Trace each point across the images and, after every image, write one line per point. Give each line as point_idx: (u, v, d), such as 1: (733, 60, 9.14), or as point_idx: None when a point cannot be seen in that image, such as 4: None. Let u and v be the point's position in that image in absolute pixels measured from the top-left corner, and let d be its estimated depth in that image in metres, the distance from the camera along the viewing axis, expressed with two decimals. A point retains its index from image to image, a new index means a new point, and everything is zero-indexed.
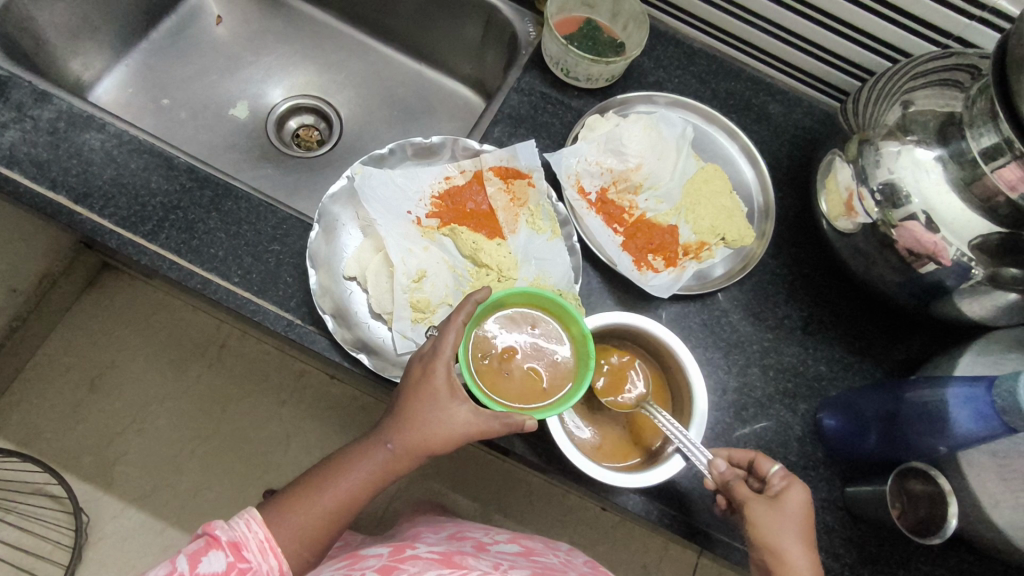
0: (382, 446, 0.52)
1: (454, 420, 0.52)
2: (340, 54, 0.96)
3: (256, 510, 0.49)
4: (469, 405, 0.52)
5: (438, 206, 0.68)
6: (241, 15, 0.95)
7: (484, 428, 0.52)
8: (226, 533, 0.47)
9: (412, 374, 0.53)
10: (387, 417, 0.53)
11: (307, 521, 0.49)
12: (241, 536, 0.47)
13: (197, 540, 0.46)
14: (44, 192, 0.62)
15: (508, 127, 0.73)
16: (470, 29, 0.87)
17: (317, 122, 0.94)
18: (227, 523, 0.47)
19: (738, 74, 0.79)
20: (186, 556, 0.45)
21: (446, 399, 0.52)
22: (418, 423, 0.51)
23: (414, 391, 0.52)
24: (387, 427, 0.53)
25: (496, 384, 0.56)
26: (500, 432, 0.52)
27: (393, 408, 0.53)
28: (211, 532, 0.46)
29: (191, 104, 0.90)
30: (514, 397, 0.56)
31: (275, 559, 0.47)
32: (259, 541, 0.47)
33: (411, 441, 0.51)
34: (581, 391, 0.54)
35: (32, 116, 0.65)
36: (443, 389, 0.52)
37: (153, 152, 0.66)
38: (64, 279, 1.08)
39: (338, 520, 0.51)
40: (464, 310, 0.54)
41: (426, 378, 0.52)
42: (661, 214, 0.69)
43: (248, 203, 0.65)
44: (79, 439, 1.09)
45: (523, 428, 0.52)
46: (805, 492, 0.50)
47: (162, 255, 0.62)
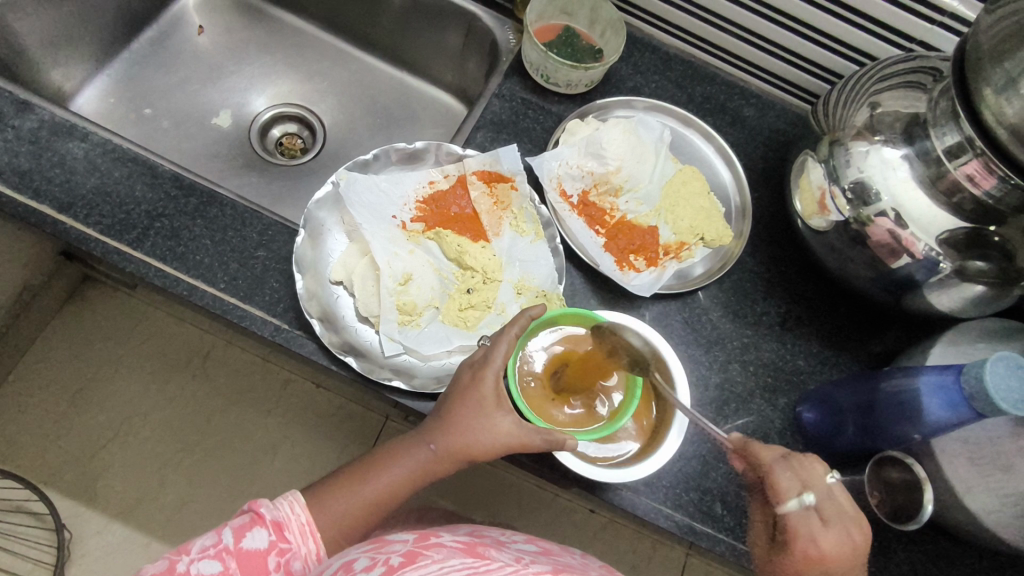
0: (425, 447, 0.53)
1: (497, 430, 0.52)
2: (322, 63, 0.97)
3: (299, 494, 0.50)
4: (512, 418, 0.53)
5: (422, 210, 0.69)
6: (223, 26, 0.95)
7: (525, 441, 0.52)
8: (270, 511, 0.49)
9: (461, 378, 0.54)
10: (432, 418, 0.54)
11: (347, 509, 0.51)
12: (284, 517, 0.49)
13: (242, 516, 0.48)
14: (27, 201, 0.62)
15: (490, 132, 0.74)
16: (451, 37, 0.88)
17: (300, 130, 0.95)
18: (272, 502, 0.49)
19: (713, 79, 0.81)
20: (232, 530, 0.47)
21: (492, 408, 0.52)
22: (462, 428, 0.52)
23: (462, 395, 0.53)
24: (431, 428, 0.53)
25: (541, 405, 0.60)
26: (541, 447, 0.53)
27: (440, 410, 0.54)
28: (256, 509, 0.48)
29: (174, 114, 0.90)
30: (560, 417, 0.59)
31: (314, 543, 0.49)
32: (300, 524, 0.49)
33: (453, 444, 0.52)
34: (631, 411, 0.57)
35: (13, 125, 0.65)
36: (489, 398, 0.53)
37: (136, 160, 0.66)
38: (44, 291, 1.07)
39: (374, 513, 0.52)
40: (520, 323, 0.56)
41: (476, 384, 0.53)
42: (641, 216, 0.71)
43: (233, 210, 0.65)
44: (62, 453, 1.08)
45: (563, 446, 0.53)
46: (828, 540, 0.45)
47: (148, 262, 0.62)
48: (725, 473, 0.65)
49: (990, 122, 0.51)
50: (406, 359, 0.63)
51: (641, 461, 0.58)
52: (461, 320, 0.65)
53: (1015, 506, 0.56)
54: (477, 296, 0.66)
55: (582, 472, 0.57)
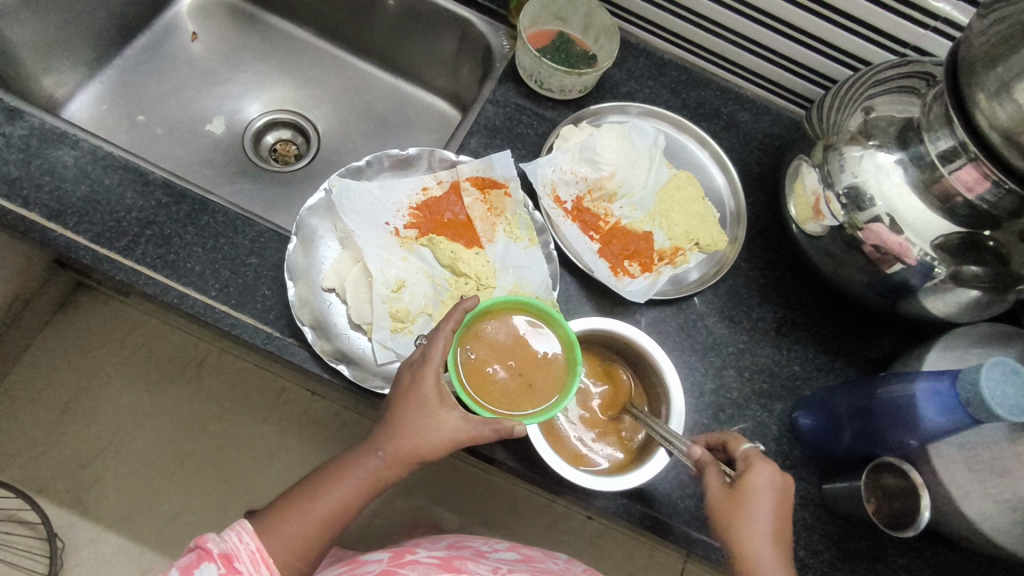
0: (373, 454, 0.52)
1: (444, 426, 0.52)
2: (316, 69, 0.97)
3: (247, 522, 0.50)
4: (458, 412, 0.53)
5: (416, 217, 0.69)
6: (217, 32, 0.95)
7: (474, 434, 0.52)
8: (219, 545, 0.49)
9: (402, 381, 0.54)
10: (378, 425, 0.54)
11: (297, 531, 0.50)
12: (232, 548, 0.49)
13: (190, 554, 0.49)
14: (16, 209, 0.61)
15: (484, 137, 0.74)
16: (445, 43, 0.88)
17: (294, 136, 0.94)
18: (219, 536, 0.49)
19: (707, 84, 0.81)
20: (178, 569, 0.47)
21: (435, 405, 0.52)
22: (409, 430, 0.52)
23: (404, 398, 0.53)
24: (378, 435, 0.53)
25: (491, 395, 0.57)
26: (491, 438, 0.52)
27: (385, 416, 0.54)
28: (204, 545, 0.49)
29: (167, 120, 0.90)
30: (500, 403, 0.56)
31: (266, 570, 0.48)
32: (250, 553, 0.48)
33: (401, 446, 0.52)
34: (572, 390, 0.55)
35: (4, 133, 0.65)
36: (432, 396, 0.53)
37: (127, 167, 0.65)
38: (37, 299, 1.07)
39: (330, 528, 0.51)
40: (453, 317, 0.55)
41: (416, 385, 0.53)
42: (636, 221, 0.70)
43: (225, 217, 0.65)
44: (55, 462, 1.07)
45: (512, 433, 0.53)
46: (770, 469, 0.49)
47: (138, 270, 0.61)
48: None
49: (984, 127, 0.51)
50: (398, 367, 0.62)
51: (641, 462, 0.58)
52: None
53: (1012, 512, 0.55)
54: None
55: (580, 481, 0.56)
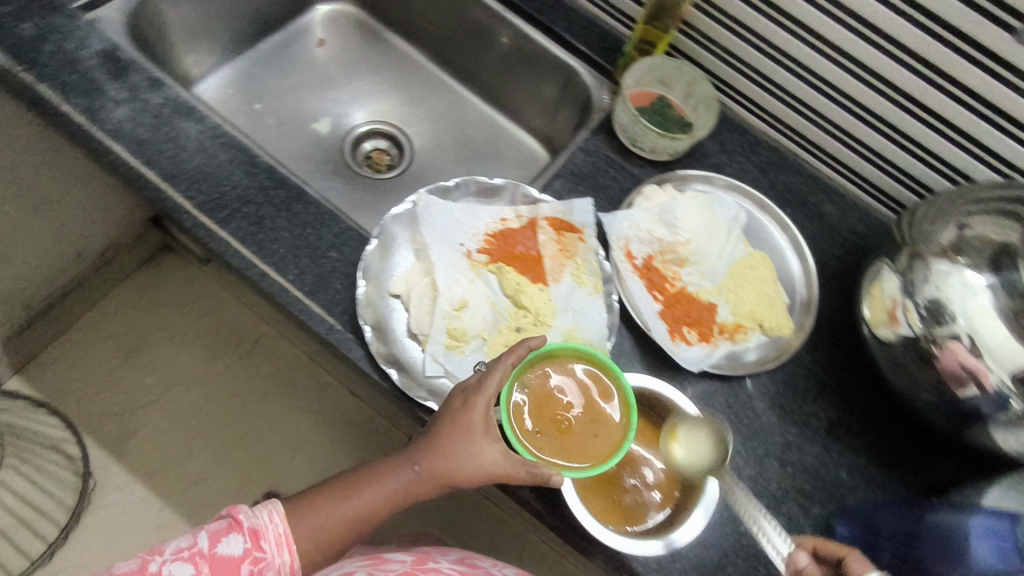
0: (410, 467, 0.56)
1: (484, 457, 0.55)
2: (423, 90, 1.03)
3: (279, 504, 0.54)
4: (499, 446, 0.55)
5: (490, 243, 0.69)
6: (343, 42, 1.04)
7: (510, 472, 0.54)
8: (249, 519, 0.52)
9: (452, 403, 0.57)
10: (419, 440, 0.57)
11: (322, 525, 0.54)
12: (261, 525, 0.52)
13: (220, 521, 0.52)
14: (139, 166, 0.67)
15: (571, 179, 0.76)
16: (548, 88, 0.93)
17: (390, 148, 1.00)
18: (251, 510, 0.53)
19: (798, 169, 0.81)
20: (208, 535, 0.51)
21: (480, 434, 0.55)
22: (448, 453, 0.55)
23: (452, 420, 0.56)
24: (417, 450, 0.56)
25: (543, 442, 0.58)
26: (524, 481, 0.54)
27: (428, 434, 0.57)
28: (236, 514, 0.52)
29: (281, 113, 0.97)
30: (552, 452, 0.57)
31: (288, 555, 0.52)
32: (277, 535, 0.52)
33: (438, 467, 0.55)
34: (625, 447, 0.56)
35: (144, 98, 0.71)
36: (479, 425, 0.55)
37: (240, 148, 0.71)
38: (126, 251, 1.23)
39: (353, 530, 0.55)
40: (516, 353, 0.58)
41: (466, 410, 0.56)
42: (703, 290, 0.70)
43: (316, 209, 0.69)
44: (107, 404, 1.23)
45: (547, 481, 0.54)
46: None
47: (229, 243, 0.65)
48: (742, 571, 0.62)
49: None
50: (443, 382, 0.63)
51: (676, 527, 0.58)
52: None
53: None
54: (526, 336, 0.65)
55: (608, 542, 0.56)
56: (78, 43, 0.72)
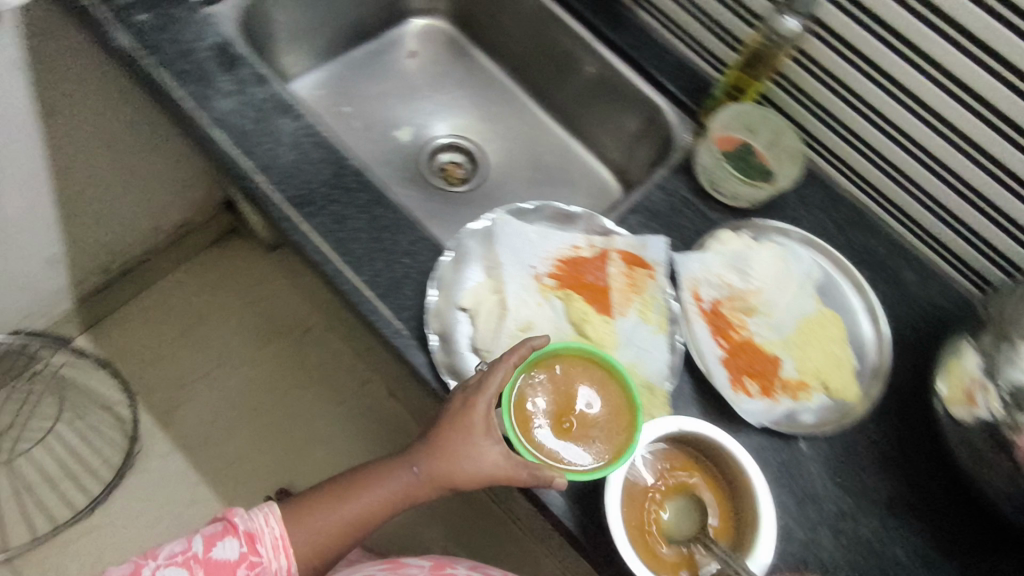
0: (410, 469, 0.61)
1: (483, 459, 0.58)
2: (505, 110, 1.06)
3: (273, 510, 0.62)
4: (500, 448, 0.59)
5: (560, 268, 0.69)
6: (433, 57, 1.07)
7: (510, 473, 0.57)
8: (244, 523, 0.62)
9: (453, 404, 0.59)
10: (418, 444, 0.62)
11: (319, 528, 0.61)
12: (254, 529, 0.61)
13: (219, 525, 0.62)
14: (237, 155, 0.70)
15: (646, 214, 0.76)
16: (629, 122, 0.93)
17: (465, 162, 1.02)
18: (246, 515, 0.62)
19: (879, 233, 0.77)
20: (206, 539, 0.61)
21: (479, 437, 0.58)
22: (444, 457, 0.59)
23: (451, 423, 0.59)
24: (415, 454, 0.62)
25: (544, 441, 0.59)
26: (526, 482, 0.57)
27: (426, 438, 0.61)
28: (232, 518, 0.62)
29: (367, 117, 1.01)
30: (552, 451, 0.59)
31: (283, 558, 0.61)
32: (270, 539, 0.61)
33: (435, 470, 0.60)
34: (629, 452, 0.57)
35: (249, 91, 0.74)
36: (480, 426, 0.58)
37: (332, 148, 0.73)
38: (199, 231, 1.42)
39: (353, 529, 0.62)
40: (520, 352, 0.59)
41: (466, 411, 0.59)
42: (769, 342, 0.69)
43: (397, 215, 0.70)
44: (162, 372, 1.36)
45: (551, 483, 0.56)
46: None
47: (311, 237, 0.68)
48: None
49: None
50: None
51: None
52: None
53: None
54: None
55: None
56: (195, 34, 0.76)
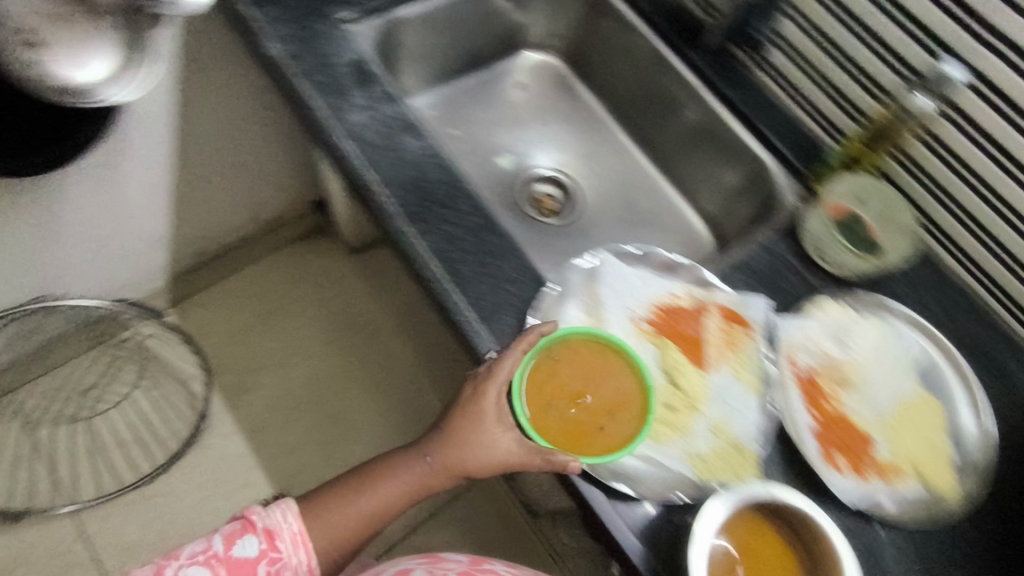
0: (424, 461, 0.68)
1: (496, 446, 0.63)
2: (604, 150, 1.08)
3: (290, 507, 0.68)
4: (512, 435, 0.63)
5: (657, 315, 0.70)
6: (542, 91, 1.10)
7: (522, 460, 0.61)
8: (263, 521, 0.66)
9: (465, 393, 0.65)
10: (431, 438, 0.68)
11: (338, 524, 0.68)
12: (273, 527, 0.67)
13: (237, 523, 0.66)
14: (361, 166, 0.74)
15: (748, 272, 0.76)
16: (729, 176, 0.93)
17: (559, 196, 1.05)
18: (264, 513, 0.67)
19: (987, 322, 0.75)
20: (224, 538, 0.65)
21: (491, 424, 0.63)
22: (457, 449, 0.65)
23: (463, 413, 0.65)
24: (429, 446, 0.68)
25: (553, 427, 0.61)
26: (541, 467, 0.59)
27: (438, 431, 0.68)
28: (250, 517, 0.66)
29: (472, 142, 1.05)
30: (563, 436, 0.61)
31: (303, 554, 0.67)
32: (290, 535, 0.67)
33: (447, 461, 0.66)
34: (640, 438, 0.59)
35: (379, 108, 0.78)
36: (491, 414, 0.63)
37: (450, 170, 0.76)
38: (288, 226, 1.49)
39: (373, 519, 0.69)
40: (527, 339, 0.63)
41: (478, 399, 0.63)
42: (863, 418, 0.67)
43: (505, 243, 0.73)
44: (236, 355, 1.43)
45: (565, 467, 0.57)
46: None
47: (422, 253, 0.70)
48: None
49: None
50: None
51: None
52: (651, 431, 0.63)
53: None
54: (676, 417, 0.65)
55: None
56: (336, 50, 0.80)
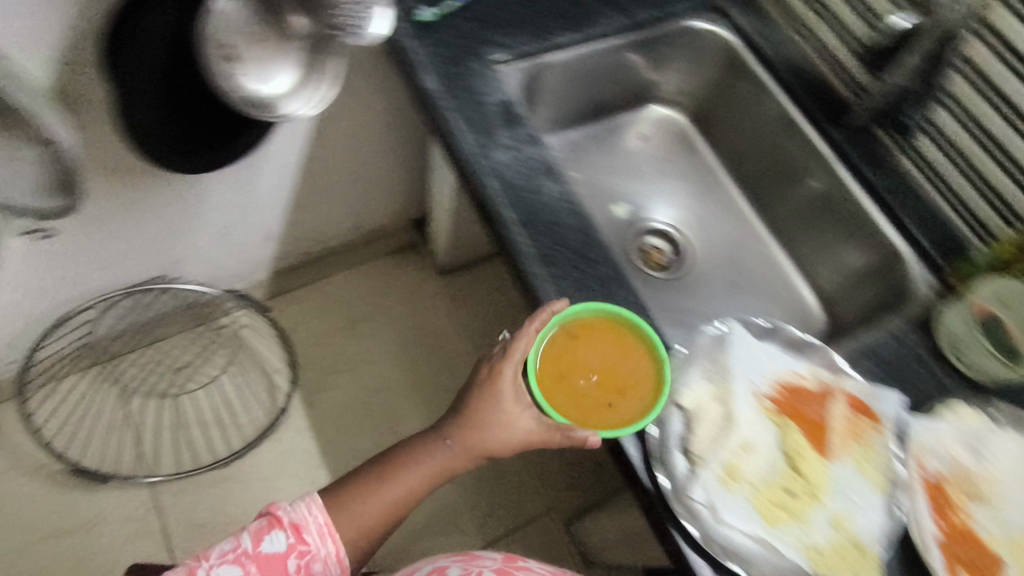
0: (444, 444, 0.72)
1: (517, 425, 0.68)
2: (720, 210, 1.08)
3: (314, 501, 0.70)
4: (532, 413, 0.68)
5: (782, 393, 0.68)
6: (662, 145, 1.11)
7: (542, 436, 0.67)
8: (288, 516, 0.69)
9: (481, 374, 0.71)
10: (448, 422, 0.73)
11: (365, 515, 0.71)
12: (299, 521, 0.69)
13: (263, 520, 0.68)
14: (501, 205, 0.76)
15: (878, 363, 0.74)
16: (854, 255, 0.91)
17: (669, 251, 1.05)
18: (289, 509, 0.69)
19: None
20: (252, 535, 0.67)
21: (509, 403, 0.69)
22: (478, 431, 0.70)
23: (481, 394, 0.70)
24: (447, 428, 0.72)
25: (568, 402, 0.67)
26: (560, 443, 0.65)
27: (455, 415, 0.72)
28: (275, 512, 0.68)
29: (589, 186, 1.06)
30: (579, 411, 0.66)
31: (331, 545, 0.69)
32: (317, 527, 0.69)
33: (467, 441, 0.71)
34: (652, 414, 0.64)
35: (522, 149, 0.81)
36: (507, 392, 0.69)
37: (584, 219, 0.77)
38: (386, 239, 1.54)
39: (399, 505, 0.72)
40: (540, 317, 0.68)
41: (494, 380, 0.69)
42: (996, 539, 0.62)
43: (632, 297, 0.73)
44: (320, 356, 1.48)
45: (584, 441, 0.62)
46: None
47: (550, 296, 0.72)
48: None
49: None
50: (703, 510, 0.61)
51: None
52: (769, 512, 0.61)
53: None
54: (795, 503, 0.62)
55: None
56: (487, 90, 0.84)
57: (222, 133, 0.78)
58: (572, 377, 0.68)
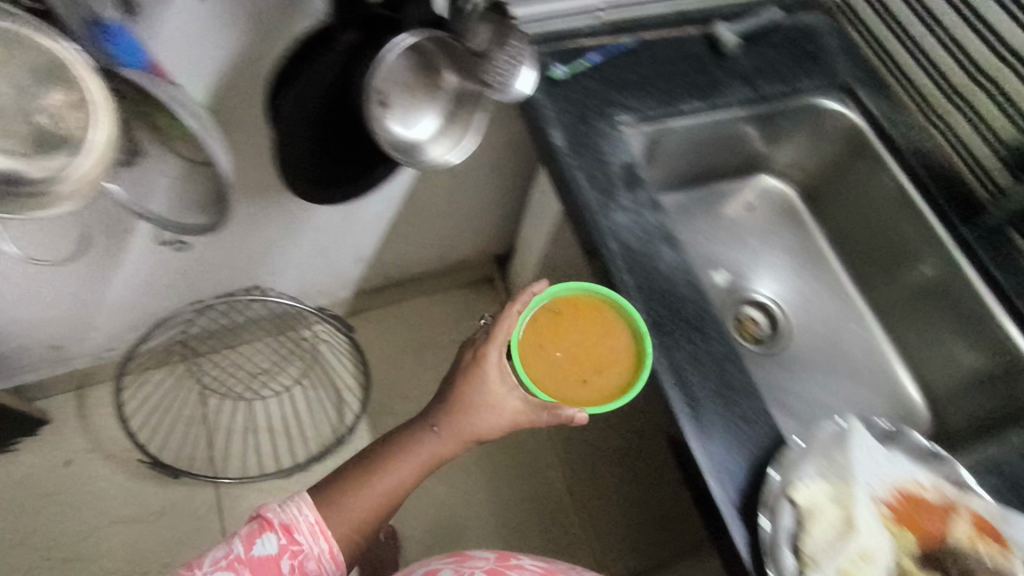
0: (433, 433, 0.73)
1: (503, 405, 0.72)
2: (823, 288, 1.06)
3: (303, 501, 0.68)
4: (517, 395, 0.72)
5: (901, 501, 0.66)
6: (768, 214, 1.10)
7: (530, 415, 0.71)
8: (278, 517, 0.67)
9: (465, 359, 0.74)
10: (436, 411, 0.74)
11: (356, 512, 0.69)
12: (290, 521, 0.67)
13: (255, 524, 0.66)
14: (620, 269, 0.76)
15: (1005, 480, 0.72)
16: (969, 357, 0.89)
17: (766, 324, 1.03)
18: (278, 510, 0.67)
19: None
20: (244, 540, 0.65)
21: (495, 383, 0.72)
22: (466, 417, 0.72)
23: (467, 377, 0.72)
24: (434, 416, 0.73)
25: (551, 379, 0.72)
26: (547, 421, 0.69)
27: (443, 404, 0.73)
28: (265, 515, 0.66)
29: (690, 248, 1.05)
30: (562, 390, 0.71)
31: (322, 543, 0.67)
32: (307, 526, 0.67)
33: (454, 428, 0.72)
34: (631, 391, 0.69)
35: (643, 214, 0.81)
36: (491, 373, 0.72)
37: (701, 292, 0.77)
38: (467, 270, 1.56)
39: (391, 499, 0.71)
40: (522, 298, 0.73)
41: (480, 362, 0.72)
42: None
43: (745, 378, 0.73)
44: (391, 379, 1.50)
45: (572, 419, 0.67)
46: None
47: (662, 367, 0.71)
48: None
49: None
50: None
51: None
52: None
53: None
54: None
55: None
56: (612, 152, 0.85)
57: (360, 166, 0.81)
58: (551, 353, 0.73)
